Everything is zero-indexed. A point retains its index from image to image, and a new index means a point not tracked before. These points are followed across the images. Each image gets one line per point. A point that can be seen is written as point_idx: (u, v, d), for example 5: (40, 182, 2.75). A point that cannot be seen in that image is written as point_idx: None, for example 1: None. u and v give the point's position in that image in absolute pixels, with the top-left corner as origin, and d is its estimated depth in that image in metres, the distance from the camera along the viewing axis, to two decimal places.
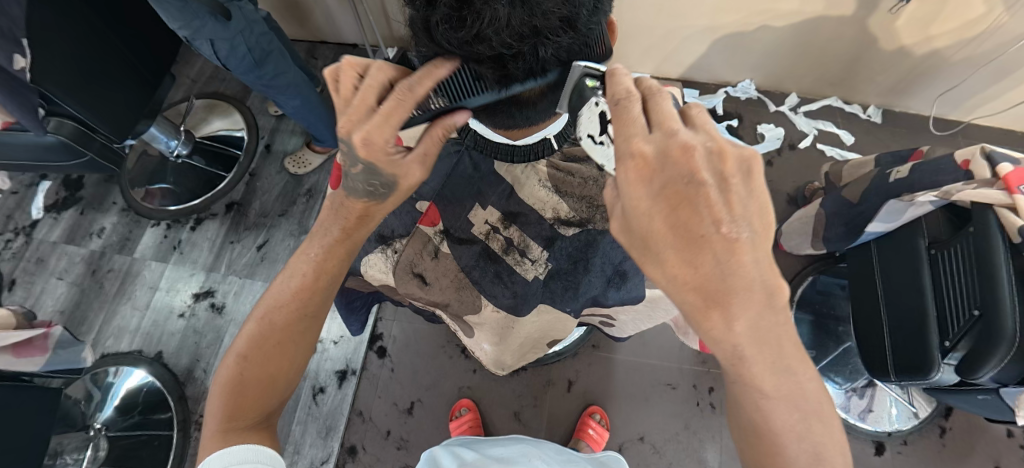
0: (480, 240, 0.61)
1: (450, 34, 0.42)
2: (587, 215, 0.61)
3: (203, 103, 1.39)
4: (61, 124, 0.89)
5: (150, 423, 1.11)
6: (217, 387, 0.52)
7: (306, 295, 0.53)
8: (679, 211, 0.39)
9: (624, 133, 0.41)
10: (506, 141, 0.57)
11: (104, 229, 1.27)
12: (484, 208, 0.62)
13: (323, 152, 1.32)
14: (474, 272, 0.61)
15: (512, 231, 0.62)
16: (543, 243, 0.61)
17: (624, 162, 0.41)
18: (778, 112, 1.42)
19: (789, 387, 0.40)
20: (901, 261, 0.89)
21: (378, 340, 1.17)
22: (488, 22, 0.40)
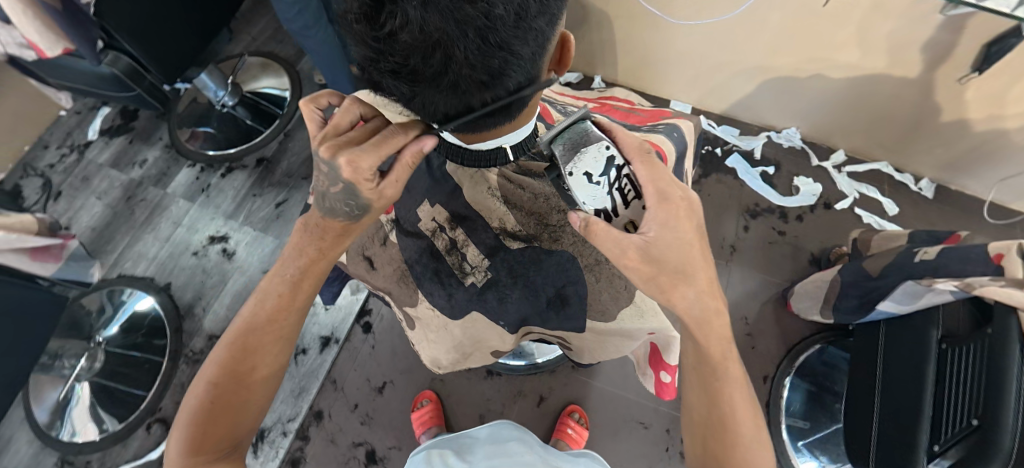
0: (425, 235, 0.59)
1: (365, 32, 0.39)
2: (534, 232, 0.58)
3: (258, 60, 1.45)
4: (117, 60, 0.97)
5: (147, 346, 1.18)
6: (184, 422, 0.54)
7: (282, 316, 0.56)
8: (692, 246, 0.47)
9: (664, 180, 0.48)
10: (459, 143, 0.55)
11: (146, 160, 1.37)
12: (432, 205, 0.59)
13: None
14: (416, 267, 0.59)
15: (457, 233, 0.59)
16: (486, 250, 0.58)
17: (666, 203, 0.47)
18: (820, 167, 1.34)
19: (736, 373, 0.52)
20: (909, 348, 0.82)
21: (365, 315, 1.20)
22: (399, 21, 0.37)
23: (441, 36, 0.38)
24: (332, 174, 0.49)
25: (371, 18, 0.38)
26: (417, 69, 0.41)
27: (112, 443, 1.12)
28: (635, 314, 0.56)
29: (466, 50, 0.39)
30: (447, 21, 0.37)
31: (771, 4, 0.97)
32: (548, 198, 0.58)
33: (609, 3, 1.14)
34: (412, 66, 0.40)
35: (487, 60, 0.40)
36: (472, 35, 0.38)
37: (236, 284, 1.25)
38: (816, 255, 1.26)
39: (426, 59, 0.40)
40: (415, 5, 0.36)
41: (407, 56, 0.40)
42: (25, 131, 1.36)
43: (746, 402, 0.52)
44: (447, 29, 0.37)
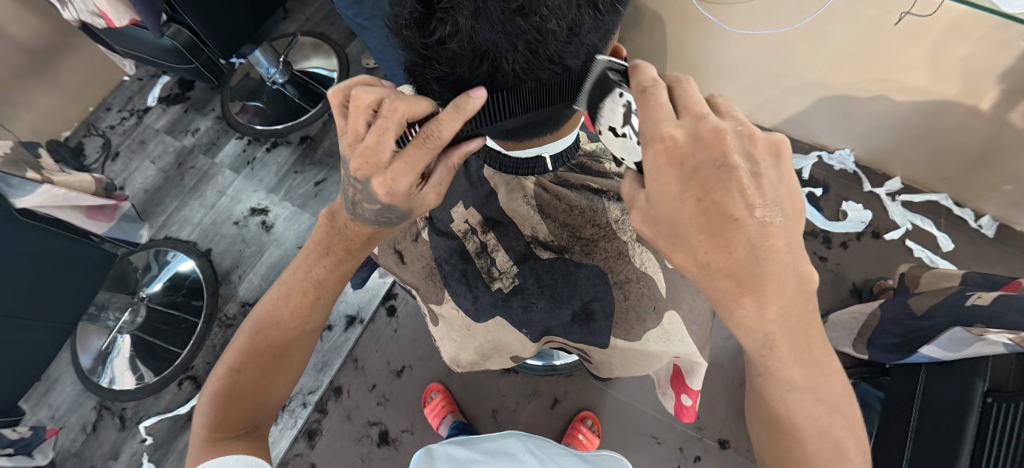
0: (457, 236, 0.59)
1: (416, 38, 0.42)
2: (566, 244, 0.58)
3: (309, 41, 1.48)
4: (178, 33, 1.02)
5: (185, 306, 1.24)
6: (210, 395, 0.56)
7: (304, 313, 0.57)
8: (701, 202, 0.36)
9: (654, 117, 0.38)
10: (500, 150, 0.55)
11: (198, 129, 1.43)
12: (466, 208, 0.59)
13: None
14: (444, 266, 0.59)
15: (489, 237, 0.59)
16: (514, 257, 0.58)
17: (649, 147, 0.38)
18: (872, 193, 1.28)
19: (815, 375, 0.40)
20: (951, 396, 0.78)
21: (390, 299, 1.23)
22: (451, 28, 0.39)
23: (490, 47, 0.40)
24: (364, 190, 0.47)
25: (425, 24, 0.41)
26: (463, 73, 0.43)
27: (146, 394, 1.19)
28: (663, 336, 0.55)
29: (511, 63, 0.41)
30: (495, 34, 0.39)
31: (837, 18, 0.91)
32: (582, 210, 0.59)
33: (664, 6, 1.11)
34: (457, 72, 0.43)
35: (530, 73, 0.42)
36: (518, 49, 0.40)
37: (272, 257, 1.30)
38: (858, 286, 1.21)
39: (472, 67, 0.42)
40: (467, 16, 0.38)
41: (454, 62, 0.42)
42: (91, 92, 1.44)
43: (823, 405, 0.41)
44: (493, 42, 0.39)
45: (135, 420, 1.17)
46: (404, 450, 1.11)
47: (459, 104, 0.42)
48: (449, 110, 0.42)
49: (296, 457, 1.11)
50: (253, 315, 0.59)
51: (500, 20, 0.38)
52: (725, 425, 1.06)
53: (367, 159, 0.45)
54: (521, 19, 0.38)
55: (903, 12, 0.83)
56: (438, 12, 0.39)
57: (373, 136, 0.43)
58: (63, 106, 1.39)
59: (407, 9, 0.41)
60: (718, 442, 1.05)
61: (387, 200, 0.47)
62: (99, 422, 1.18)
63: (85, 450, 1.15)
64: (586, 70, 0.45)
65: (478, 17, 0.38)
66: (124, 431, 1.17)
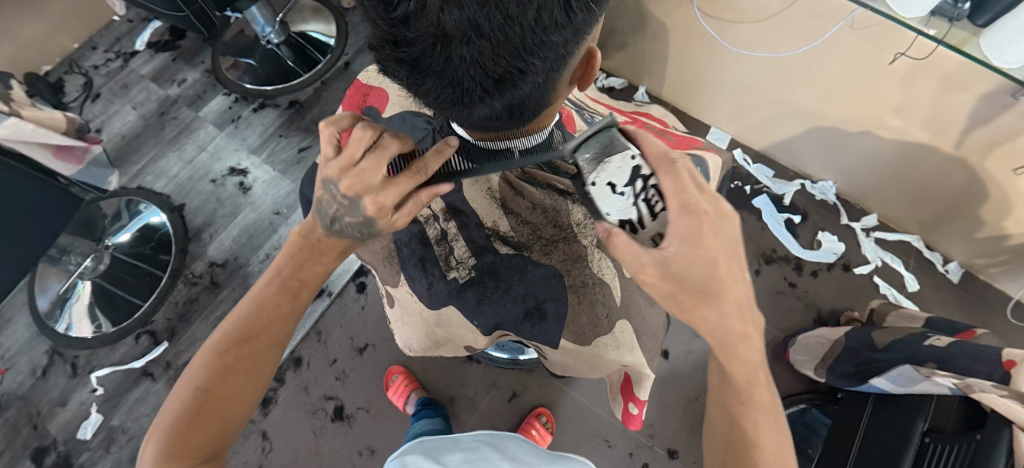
0: (418, 221, 0.58)
1: (372, 6, 0.36)
2: (527, 242, 0.57)
3: (309, 5, 1.46)
4: None
5: (152, 259, 1.22)
6: (165, 426, 0.52)
7: (279, 324, 0.58)
8: (702, 256, 0.42)
9: (681, 190, 0.43)
10: (468, 138, 0.53)
11: (185, 80, 1.39)
12: (429, 193, 0.57)
13: None
14: (404, 250, 0.58)
15: (450, 225, 0.58)
16: (474, 249, 0.57)
17: (679, 215, 0.42)
18: (848, 226, 1.28)
19: (757, 387, 0.47)
20: (887, 432, 0.79)
21: (361, 275, 1.22)
22: (414, 3, 0.34)
23: (458, 36, 0.36)
24: (349, 206, 0.48)
25: None
26: (423, 57, 0.38)
27: (102, 344, 1.17)
28: (612, 343, 0.56)
29: (474, 52, 0.37)
30: (463, 18, 0.34)
31: (835, 48, 0.92)
32: (545, 209, 0.56)
33: (670, 14, 1.11)
34: (415, 52, 0.38)
35: (494, 66, 0.38)
36: (484, 36, 0.36)
37: (246, 220, 1.27)
38: (824, 316, 1.20)
39: (433, 52, 0.37)
40: None
41: (415, 44, 0.37)
42: (77, 29, 1.39)
43: (769, 422, 0.47)
44: (458, 27, 0.35)
45: (87, 370, 1.16)
46: (358, 427, 1.10)
47: (441, 147, 0.48)
48: (433, 153, 0.48)
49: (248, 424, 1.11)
50: (216, 332, 0.57)
51: (469, 1, 0.33)
52: (674, 435, 1.07)
53: (360, 179, 0.46)
54: (492, 5, 0.34)
55: (898, 53, 0.85)
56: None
57: (371, 160, 0.46)
58: (47, 40, 1.34)
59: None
60: (667, 452, 1.06)
61: (369, 214, 0.48)
62: (50, 368, 1.16)
63: (32, 393, 1.14)
64: (558, 66, 0.42)
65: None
66: (74, 379, 1.15)
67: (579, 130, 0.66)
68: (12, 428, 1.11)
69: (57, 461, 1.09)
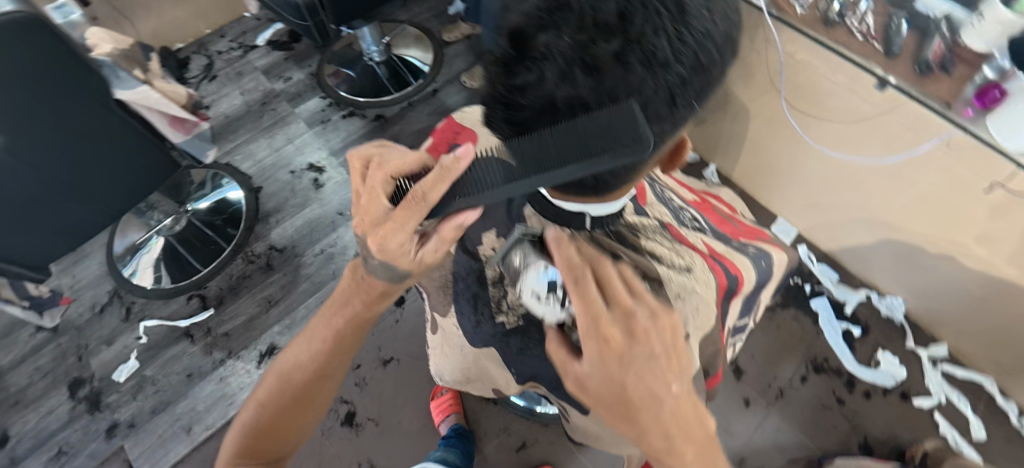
0: (480, 259, 0.55)
1: (498, 72, 0.39)
2: None
3: (413, 32, 1.58)
4: None
5: (221, 231, 1.32)
6: (238, 431, 0.59)
7: (326, 360, 0.57)
8: (624, 388, 0.37)
9: (592, 312, 0.38)
10: (544, 194, 0.48)
11: (291, 78, 1.52)
12: (496, 236, 0.53)
13: None
14: (459, 283, 0.57)
15: (508, 270, 0.53)
16: (527, 298, 0.53)
17: (591, 342, 0.37)
18: (912, 351, 1.17)
19: None
20: None
21: (401, 290, 1.25)
22: (536, 76, 0.36)
23: (567, 109, 0.38)
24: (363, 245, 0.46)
25: (509, 65, 0.38)
26: (528, 123, 0.40)
27: (158, 297, 1.27)
28: None
29: None
30: (575, 98, 0.37)
31: (925, 165, 0.89)
32: None
33: (755, 99, 1.12)
34: (523, 117, 0.40)
35: None
36: (588, 116, 0.38)
37: (311, 214, 1.35)
38: (869, 442, 1.09)
39: (539, 121, 0.39)
40: (557, 72, 0.36)
41: (526, 111, 0.39)
42: (213, 18, 1.57)
43: None
44: (568, 104, 0.37)
45: (138, 318, 1.25)
46: (364, 437, 1.11)
47: (445, 166, 0.39)
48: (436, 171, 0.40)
49: None
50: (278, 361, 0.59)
51: (582, 84, 0.36)
52: None
53: (365, 217, 0.45)
54: (601, 90, 0.36)
55: (994, 183, 0.81)
56: (529, 59, 0.37)
57: (365, 195, 0.45)
58: (185, 23, 1.53)
59: (499, 45, 0.39)
60: None
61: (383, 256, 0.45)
62: (108, 307, 1.26)
63: (88, 327, 1.24)
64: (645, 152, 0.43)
65: (567, 77, 0.36)
66: (125, 323, 1.24)
67: (650, 203, 0.58)
68: (60, 354, 1.21)
69: (89, 394, 1.16)
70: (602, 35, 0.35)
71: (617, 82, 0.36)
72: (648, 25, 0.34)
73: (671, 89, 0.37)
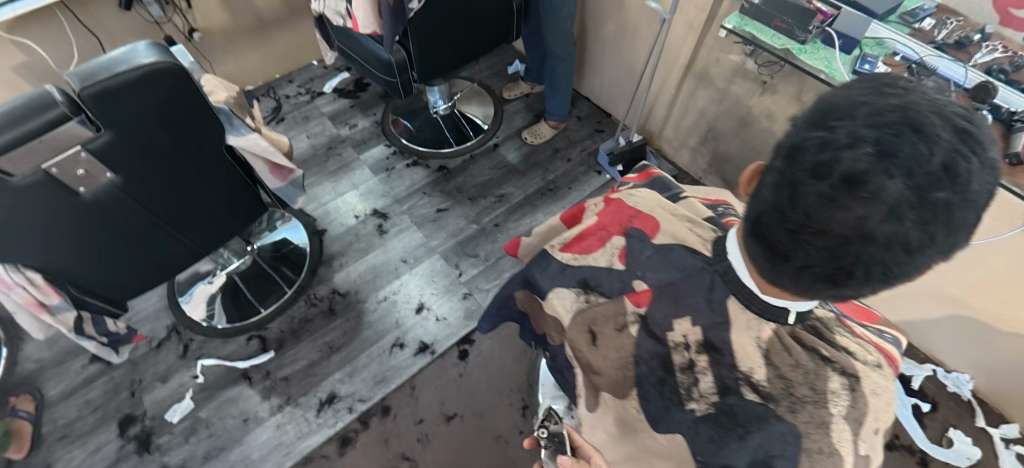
0: (667, 344, 0.50)
1: (804, 195, 0.36)
2: (776, 395, 0.45)
3: (475, 89, 1.68)
4: (398, 52, 1.17)
5: (280, 271, 1.32)
6: None
7: None
8: None
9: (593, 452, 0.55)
10: (754, 287, 0.46)
11: (356, 126, 1.58)
12: (689, 321, 0.49)
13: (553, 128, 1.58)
14: (643, 369, 0.51)
15: (699, 358, 0.48)
16: (717, 387, 0.47)
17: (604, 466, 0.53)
18: (982, 430, 1.17)
19: None
20: None
21: (466, 343, 1.24)
22: (862, 209, 0.34)
23: (880, 243, 0.35)
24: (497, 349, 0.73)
25: (825, 194, 0.35)
26: (819, 247, 0.37)
27: (218, 336, 1.24)
28: None
29: (878, 261, 0.36)
30: (896, 235, 0.34)
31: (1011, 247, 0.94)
32: (810, 376, 0.46)
33: None
34: (818, 240, 0.37)
35: (885, 271, 0.37)
36: (899, 251, 0.35)
37: (375, 259, 1.35)
38: None
39: (836, 249, 0.36)
40: (888, 210, 0.33)
41: (826, 236, 0.36)
42: (284, 65, 1.66)
43: None
44: (885, 239, 0.34)
45: (196, 355, 1.21)
46: None
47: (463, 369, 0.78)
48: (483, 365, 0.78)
49: (320, 459, 1.08)
50: None
51: (910, 223, 0.33)
52: None
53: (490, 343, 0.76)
54: (926, 229, 0.33)
55: None
56: (862, 196, 0.33)
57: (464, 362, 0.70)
58: (258, 67, 1.61)
59: (821, 172, 0.35)
60: None
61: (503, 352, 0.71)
62: (165, 342, 1.23)
63: (142, 362, 1.20)
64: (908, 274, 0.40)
65: (894, 215, 0.33)
66: (182, 360, 1.20)
67: None
68: (113, 388, 1.17)
69: (138, 434, 1.11)
70: (951, 180, 0.32)
71: (942, 221, 0.33)
72: (979, 171, 0.33)
73: (969, 226, 0.35)
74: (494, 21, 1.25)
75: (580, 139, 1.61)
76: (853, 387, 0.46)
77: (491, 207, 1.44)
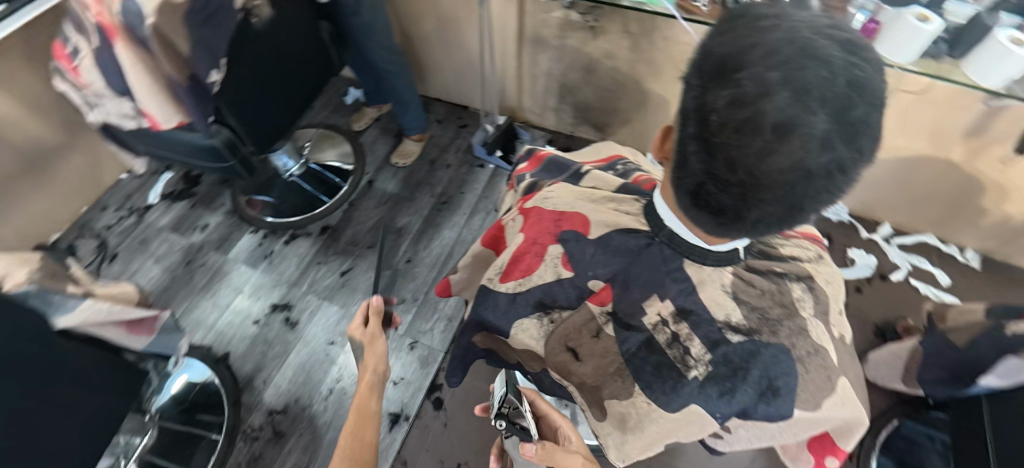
0: (646, 329, 0.51)
1: (745, 151, 0.37)
2: (757, 326, 0.48)
3: (320, 133, 1.55)
4: (220, 130, 0.99)
5: (196, 422, 1.10)
6: None
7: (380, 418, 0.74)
8: None
9: None
10: (702, 245, 0.48)
11: (208, 225, 1.38)
12: (660, 298, 0.50)
13: (417, 141, 1.52)
14: (633, 361, 0.52)
15: (681, 327, 0.49)
16: (708, 345, 0.48)
17: None
18: (870, 240, 1.36)
19: None
20: (1016, 425, 0.78)
21: (435, 390, 1.17)
22: (802, 150, 0.35)
23: (824, 175, 0.36)
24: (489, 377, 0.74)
25: (765, 144, 0.35)
26: (771, 194, 0.38)
27: None
28: (839, 403, 0.51)
29: (824, 189, 0.38)
30: (835, 162, 0.35)
31: None
32: (776, 296, 0.50)
33: (660, 87, 1.25)
34: (768, 188, 0.38)
35: (829, 195, 0.39)
36: (840, 175, 0.37)
37: (300, 356, 1.21)
38: (880, 327, 1.23)
39: (788, 191, 0.37)
40: (823, 145, 0.34)
41: (774, 183, 0.37)
42: (88, 194, 1.39)
43: None
44: (827, 170, 0.36)
45: None
46: None
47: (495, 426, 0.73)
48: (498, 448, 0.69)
49: None
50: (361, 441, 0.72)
51: (843, 148, 0.35)
52: None
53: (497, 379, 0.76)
54: (855, 149, 0.35)
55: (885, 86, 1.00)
56: (795, 141, 0.34)
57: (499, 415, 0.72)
58: (55, 209, 1.33)
59: (753, 127, 0.35)
60: None
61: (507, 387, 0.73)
62: None
63: None
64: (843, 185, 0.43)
65: (829, 146, 0.34)
66: None
67: None
68: None
69: None
70: (860, 95, 0.34)
71: (869, 136, 0.35)
72: (876, 74, 0.35)
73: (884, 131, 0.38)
74: (308, 55, 1.11)
75: (448, 141, 1.57)
76: (810, 285, 0.52)
77: (396, 244, 1.36)
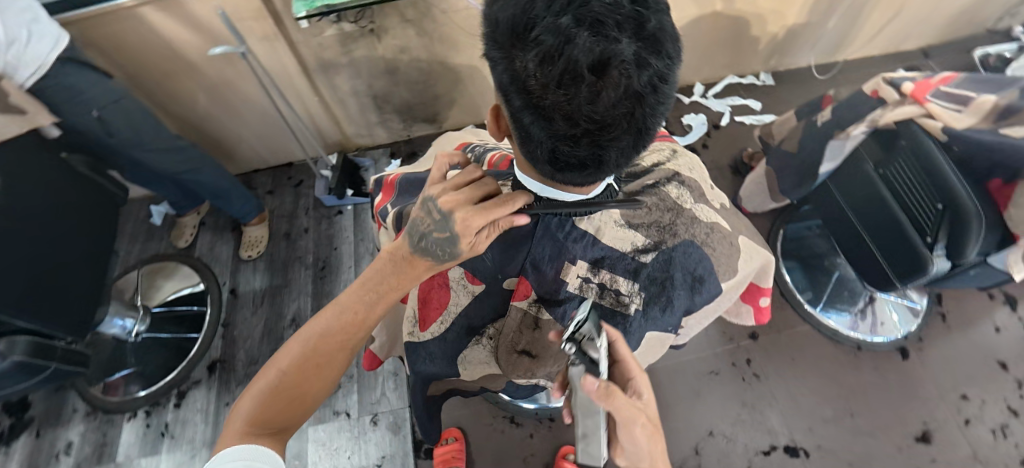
0: (576, 294, 0.60)
1: (580, 97, 0.40)
2: (659, 237, 0.60)
3: (145, 271, 1.30)
4: (13, 343, 0.73)
5: None
6: (256, 393, 0.54)
7: (353, 328, 0.57)
8: None
9: None
10: (580, 197, 0.56)
11: (72, 442, 1.13)
12: (575, 264, 0.59)
13: (258, 223, 1.34)
14: None
15: (602, 275, 0.60)
16: (632, 276, 0.60)
17: None
18: (693, 102, 1.52)
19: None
20: (858, 186, 0.94)
21: (423, 443, 1.10)
22: (623, 75, 0.39)
23: (650, 89, 0.41)
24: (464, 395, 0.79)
25: (591, 83, 0.39)
26: (617, 122, 0.42)
27: None
28: (750, 257, 0.64)
29: (655, 102, 0.42)
30: (653, 75, 0.40)
31: None
32: (658, 206, 0.62)
33: (461, 60, 1.25)
34: (612, 120, 0.42)
35: (662, 105, 0.44)
36: (662, 85, 0.42)
37: None
38: (734, 166, 1.41)
39: (628, 113, 0.42)
40: (637, 63, 0.38)
41: (614, 112, 0.41)
42: None
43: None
44: (649, 84, 0.40)
45: None
46: None
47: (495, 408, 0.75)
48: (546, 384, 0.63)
49: None
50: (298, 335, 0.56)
51: (654, 60, 0.40)
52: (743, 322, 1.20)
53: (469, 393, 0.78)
54: (664, 56, 0.40)
55: None
56: (615, 72, 0.38)
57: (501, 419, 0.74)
58: None
59: (577, 74, 0.38)
60: (751, 337, 1.19)
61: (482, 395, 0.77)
62: None
63: None
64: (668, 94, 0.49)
65: (642, 64, 0.39)
66: None
67: None
68: None
69: None
70: (646, 7, 0.39)
71: (668, 42, 0.40)
72: None
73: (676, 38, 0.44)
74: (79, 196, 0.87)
75: (292, 208, 1.43)
76: (680, 179, 0.66)
77: None
